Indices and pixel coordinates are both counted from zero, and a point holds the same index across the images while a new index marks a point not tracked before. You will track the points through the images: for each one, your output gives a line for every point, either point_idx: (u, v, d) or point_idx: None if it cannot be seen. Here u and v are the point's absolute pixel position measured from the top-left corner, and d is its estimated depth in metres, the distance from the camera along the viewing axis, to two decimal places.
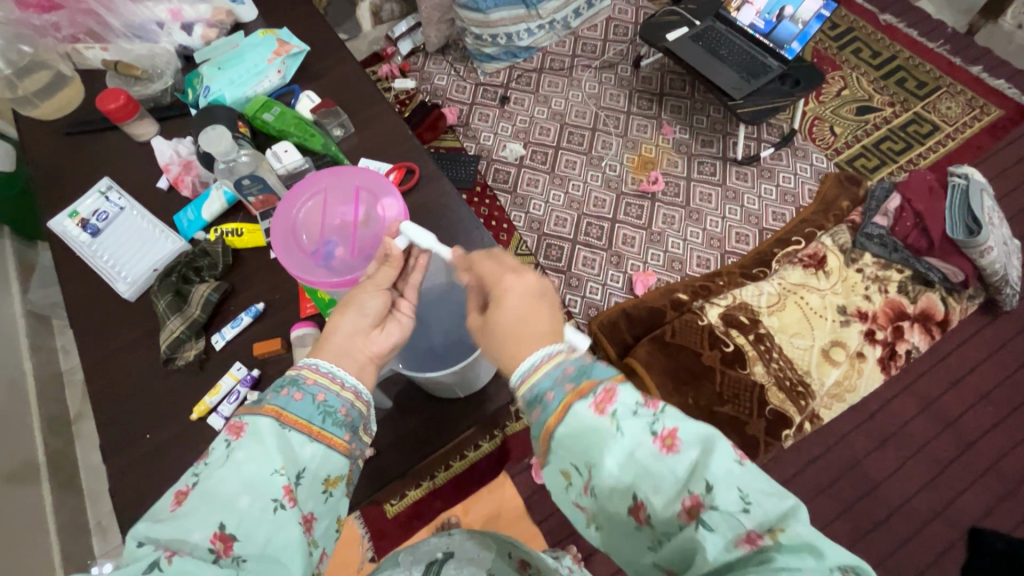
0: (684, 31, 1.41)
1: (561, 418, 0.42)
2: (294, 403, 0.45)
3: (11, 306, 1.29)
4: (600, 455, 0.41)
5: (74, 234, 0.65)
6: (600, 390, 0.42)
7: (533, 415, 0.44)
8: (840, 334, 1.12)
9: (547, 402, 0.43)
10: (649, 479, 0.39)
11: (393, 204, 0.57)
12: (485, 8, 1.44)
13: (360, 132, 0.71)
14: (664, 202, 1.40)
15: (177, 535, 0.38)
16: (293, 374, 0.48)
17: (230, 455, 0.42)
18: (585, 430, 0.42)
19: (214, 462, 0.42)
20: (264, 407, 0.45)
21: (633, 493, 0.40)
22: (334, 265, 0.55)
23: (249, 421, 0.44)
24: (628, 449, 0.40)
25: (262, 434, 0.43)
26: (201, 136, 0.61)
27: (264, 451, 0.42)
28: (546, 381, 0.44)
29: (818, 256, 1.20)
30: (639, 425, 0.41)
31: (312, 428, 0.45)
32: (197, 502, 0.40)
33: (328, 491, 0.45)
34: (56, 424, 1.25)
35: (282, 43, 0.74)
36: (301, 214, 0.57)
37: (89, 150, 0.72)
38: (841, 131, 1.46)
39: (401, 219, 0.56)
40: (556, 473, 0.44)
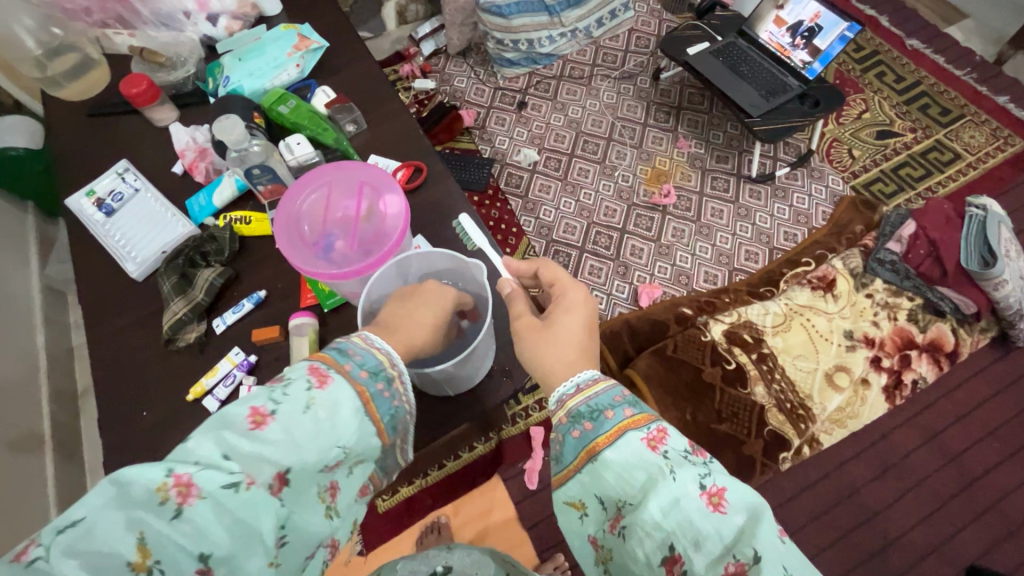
0: (706, 45, 1.42)
1: (612, 440, 0.45)
2: (378, 394, 0.47)
3: (28, 280, 1.33)
4: (642, 495, 0.42)
5: (89, 213, 0.67)
6: (654, 428, 0.45)
7: (579, 429, 0.47)
8: (845, 359, 1.10)
9: (605, 420, 0.47)
10: (690, 534, 0.39)
11: (396, 202, 0.57)
12: (508, 13, 1.46)
13: (373, 128, 0.72)
14: (675, 215, 1.39)
15: (258, 460, 0.39)
16: (380, 362, 0.48)
17: (314, 405, 0.43)
18: (633, 462, 0.43)
19: (299, 403, 0.42)
20: (358, 384, 0.46)
21: (670, 545, 0.40)
22: (335, 258, 0.55)
23: (337, 385, 0.45)
24: (673, 496, 0.40)
25: (343, 404, 0.44)
26: (216, 123, 0.61)
27: (341, 419, 0.44)
28: (604, 401, 0.48)
29: (827, 279, 1.19)
30: (690, 475, 0.41)
31: (379, 421, 0.47)
32: (276, 437, 0.41)
33: (354, 469, 0.46)
34: (64, 398, 1.28)
35: (302, 38, 0.76)
36: (306, 205, 0.58)
37: (109, 131, 0.74)
38: (859, 155, 1.45)
39: (402, 214, 0.56)
40: (575, 501, 0.48)
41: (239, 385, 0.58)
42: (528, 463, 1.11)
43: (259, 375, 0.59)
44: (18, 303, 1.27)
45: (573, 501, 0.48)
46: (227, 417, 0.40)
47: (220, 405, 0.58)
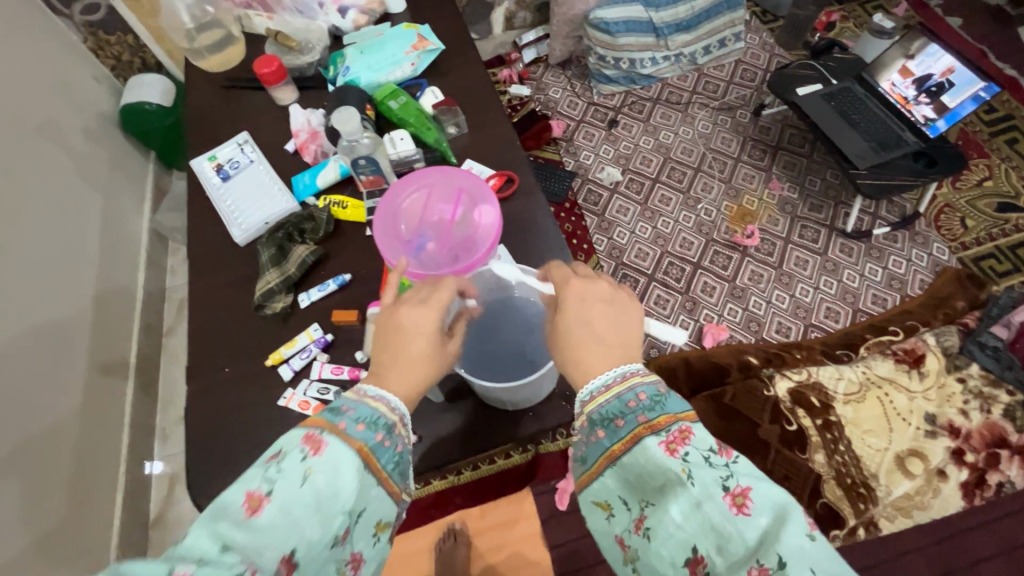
0: (818, 87, 1.35)
1: (631, 446, 0.44)
2: (378, 445, 0.45)
3: (138, 223, 1.47)
4: (662, 497, 0.42)
5: (208, 175, 0.72)
6: (673, 430, 0.43)
7: (599, 434, 0.47)
8: (922, 444, 1.01)
9: (618, 426, 0.46)
10: (713, 537, 0.39)
11: (490, 214, 0.59)
12: (615, 31, 1.50)
13: (473, 132, 0.74)
14: (755, 258, 1.33)
15: (257, 547, 0.37)
16: (378, 412, 0.46)
17: (310, 477, 0.41)
18: (652, 468, 0.43)
19: (295, 477, 0.41)
20: (355, 441, 0.44)
21: (694, 546, 0.39)
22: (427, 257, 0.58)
23: (333, 446, 0.43)
24: (694, 500, 0.40)
25: (344, 470, 0.43)
26: (335, 113, 0.65)
27: (342, 487, 0.42)
28: (614, 408, 0.47)
29: (914, 353, 1.10)
30: (711, 477, 0.40)
31: (384, 473, 0.45)
32: (275, 517, 0.39)
33: (372, 532, 0.45)
34: (152, 333, 1.39)
35: (421, 38, 0.78)
36: (405, 204, 0.60)
37: (237, 104, 0.80)
38: (973, 225, 1.33)
39: (495, 226, 0.59)
40: (601, 501, 0.47)
41: (314, 359, 0.62)
42: (562, 482, 1.10)
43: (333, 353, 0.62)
44: (128, 241, 1.41)
45: (601, 502, 0.47)
46: (223, 504, 0.39)
47: (293, 375, 0.62)
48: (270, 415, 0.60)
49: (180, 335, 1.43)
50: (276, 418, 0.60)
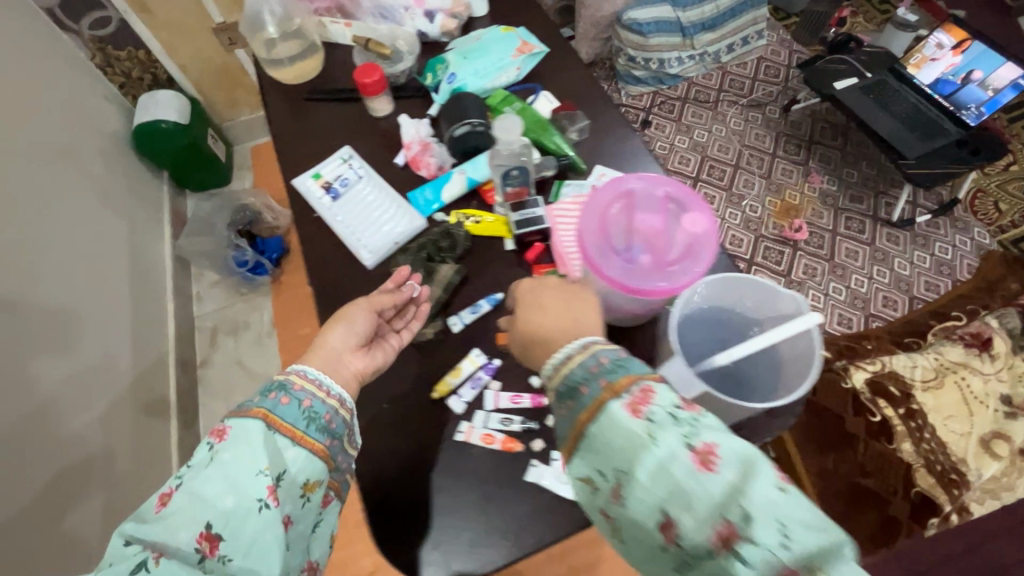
0: (854, 81, 1.37)
1: (593, 414, 0.38)
2: (279, 406, 0.44)
3: (160, 249, 1.37)
4: (631, 463, 0.35)
5: (316, 195, 0.66)
6: (635, 390, 0.38)
7: (570, 404, 0.40)
8: (1002, 426, 1.03)
9: (584, 393, 0.40)
10: (680, 498, 0.34)
11: (702, 216, 0.44)
12: (647, 31, 1.48)
13: (594, 135, 0.69)
14: (807, 252, 1.34)
15: (166, 533, 0.37)
16: (276, 379, 0.46)
17: (216, 456, 0.40)
18: (614, 433, 0.37)
19: (202, 463, 0.40)
20: (250, 410, 0.43)
21: (662, 510, 0.34)
22: (638, 273, 0.44)
23: (235, 425, 0.42)
24: (659, 462, 0.35)
25: (248, 435, 0.42)
26: (498, 120, 0.57)
27: (250, 451, 0.41)
28: (578, 374, 0.40)
29: (982, 336, 1.11)
30: (675, 436, 0.35)
31: (297, 432, 0.44)
32: (184, 503, 0.38)
33: (305, 496, 0.43)
34: (187, 367, 1.30)
35: (524, 41, 0.74)
36: (611, 209, 0.46)
37: (328, 118, 0.75)
38: (1007, 208, 1.37)
39: (713, 240, 0.44)
40: (582, 478, 0.39)
41: (484, 389, 0.57)
42: None
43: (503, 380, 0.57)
44: (152, 269, 1.31)
45: (576, 482, 0.39)
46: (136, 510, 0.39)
47: (465, 407, 0.56)
48: (432, 455, 0.54)
49: (215, 367, 1.34)
50: (441, 459, 0.54)
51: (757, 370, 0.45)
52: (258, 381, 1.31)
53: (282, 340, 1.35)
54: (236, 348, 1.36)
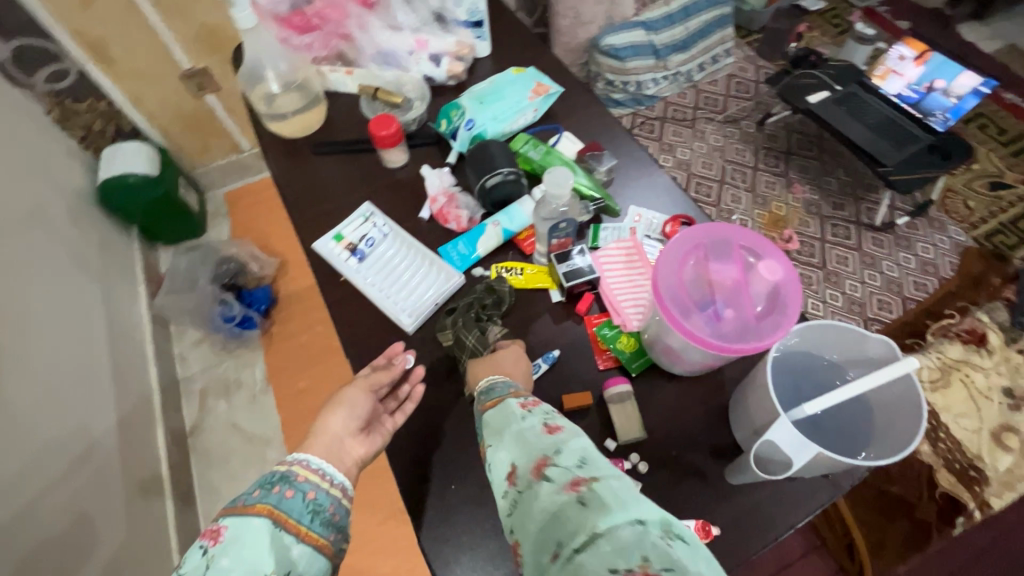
0: (826, 94, 1.43)
1: (496, 404, 0.44)
2: (283, 499, 0.40)
3: (137, 311, 1.27)
4: (499, 430, 0.41)
5: (340, 257, 0.63)
6: (529, 395, 0.44)
7: (481, 399, 0.46)
8: (1009, 419, 1.07)
9: (497, 387, 0.46)
10: (523, 449, 0.38)
11: (779, 265, 0.43)
12: (624, 56, 1.46)
13: (623, 173, 0.68)
14: (800, 261, 1.37)
15: None
16: (275, 470, 0.42)
17: (213, 564, 0.35)
18: (498, 414, 0.43)
19: (196, 572, 0.35)
20: (252, 506, 0.39)
21: (506, 460, 0.39)
22: (720, 328, 0.42)
23: (235, 524, 0.38)
24: (519, 427, 0.40)
25: (251, 537, 0.37)
26: (549, 173, 0.53)
27: (253, 554, 0.36)
28: (495, 382, 0.47)
29: (977, 332, 1.17)
30: (538, 414, 0.41)
31: (301, 527, 0.39)
32: None
33: None
34: (177, 436, 1.20)
35: (538, 82, 0.73)
36: (687, 263, 0.45)
37: (338, 172, 0.71)
38: (974, 207, 1.43)
39: (794, 292, 0.43)
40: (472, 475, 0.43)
41: None
42: None
43: None
44: (131, 334, 1.22)
45: (482, 481, 0.43)
46: None
47: None
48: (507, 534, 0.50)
49: (208, 433, 1.25)
50: None
51: (849, 424, 0.44)
52: (257, 444, 1.23)
53: (279, 397, 1.28)
54: (229, 410, 1.27)
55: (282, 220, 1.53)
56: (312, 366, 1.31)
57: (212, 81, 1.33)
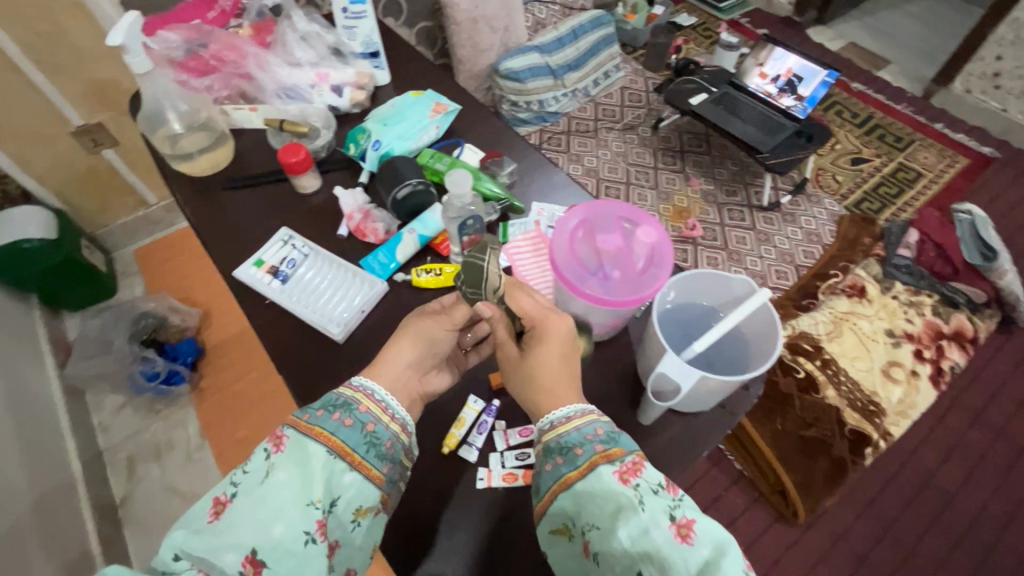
0: (704, 96, 1.60)
1: (584, 473, 0.43)
2: (342, 429, 0.46)
3: (47, 382, 1.19)
4: (612, 523, 0.39)
5: (263, 282, 0.64)
6: (627, 461, 0.43)
7: (553, 464, 0.44)
8: (894, 354, 1.22)
9: (577, 454, 0.44)
10: (657, 562, 0.37)
11: (653, 230, 0.50)
12: (524, 78, 1.54)
13: (524, 175, 0.75)
14: (705, 245, 1.51)
15: (214, 551, 0.38)
16: (340, 397, 0.48)
17: (273, 475, 0.42)
18: (606, 493, 0.41)
19: (257, 475, 0.42)
20: (313, 430, 0.45)
21: (638, 571, 0.37)
22: (613, 289, 0.49)
23: (295, 440, 0.44)
24: (642, 526, 0.38)
25: (308, 460, 0.43)
26: (448, 176, 0.59)
27: (306, 475, 0.42)
28: (574, 437, 0.45)
29: (857, 286, 1.34)
30: (660, 507, 0.39)
31: (355, 456, 0.45)
32: (238, 516, 0.39)
33: (354, 520, 0.45)
34: (106, 509, 1.12)
35: (437, 102, 0.79)
36: (580, 235, 0.51)
37: (252, 203, 0.73)
38: (843, 180, 1.64)
39: (665, 248, 0.50)
40: (558, 528, 0.44)
41: (493, 431, 0.57)
42: None
43: (506, 419, 0.58)
44: (42, 407, 1.13)
45: (557, 527, 0.44)
46: (191, 514, 0.41)
47: (479, 454, 0.55)
48: (455, 514, 0.52)
49: (142, 500, 1.17)
50: (464, 516, 0.52)
51: (730, 349, 0.52)
52: None
53: (218, 449, 1.22)
54: (163, 473, 1.20)
55: (201, 270, 1.49)
56: (250, 412, 1.27)
57: (109, 135, 1.29)
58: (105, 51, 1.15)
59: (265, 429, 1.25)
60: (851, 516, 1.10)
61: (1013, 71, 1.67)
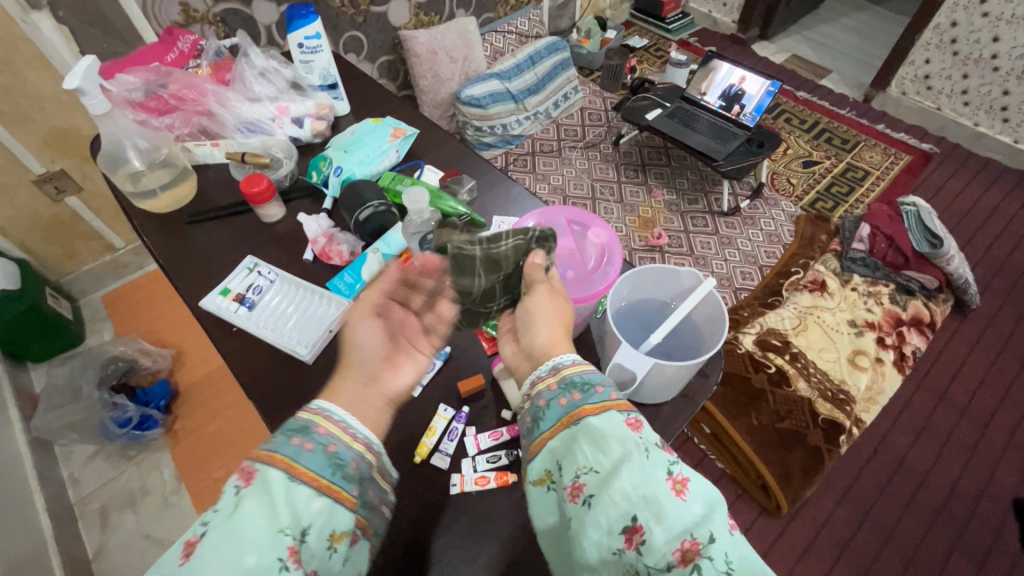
0: (659, 111, 1.68)
1: (598, 410, 0.41)
2: (305, 452, 0.40)
3: (11, 436, 1.14)
4: (613, 466, 0.38)
5: (230, 309, 0.65)
6: (633, 415, 0.41)
7: (568, 398, 0.43)
8: (858, 343, 1.27)
9: (594, 393, 0.42)
10: (652, 505, 0.35)
11: (602, 230, 0.55)
12: (486, 103, 1.58)
13: (484, 191, 0.77)
14: (672, 252, 1.55)
15: None
16: (302, 419, 0.42)
17: (238, 506, 0.36)
18: (613, 435, 0.39)
19: (225, 510, 0.36)
20: (274, 456, 0.39)
21: (632, 515, 0.35)
22: (567, 289, 0.53)
23: (261, 468, 0.39)
24: (644, 470, 0.37)
25: (272, 487, 0.38)
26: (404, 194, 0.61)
27: (272, 504, 0.37)
28: (592, 380, 0.44)
29: (818, 281, 1.39)
30: (660, 457, 0.38)
31: (322, 480, 0.40)
32: (206, 554, 0.34)
33: (333, 547, 0.39)
34: (76, 563, 1.07)
35: (395, 127, 0.82)
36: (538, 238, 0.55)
37: (216, 235, 0.74)
38: (797, 182, 1.71)
39: (615, 244, 0.54)
40: (544, 473, 0.42)
41: (463, 436, 0.58)
42: None
43: (478, 424, 0.59)
44: (8, 461, 1.09)
45: (540, 476, 0.42)
46: (158, 563, 0.34)
47: (452, 460, 0.56)
48: (430, 522, 0.52)
49: (117, 551, 1.13)
50: (439, 521, 0.52)
51: (683, 337, 0.55)
52: None
53: (195, 491, 1.19)
54: (138, 521, 1.16)
55: (173, 311, 1.47)
56: (227, 451, 1.24)
57: (72, 182, 1.28)
58: (65, 98, 1.15)
59: None
60: (832, 505, 1.12)
61: (942, 72, 1.79)
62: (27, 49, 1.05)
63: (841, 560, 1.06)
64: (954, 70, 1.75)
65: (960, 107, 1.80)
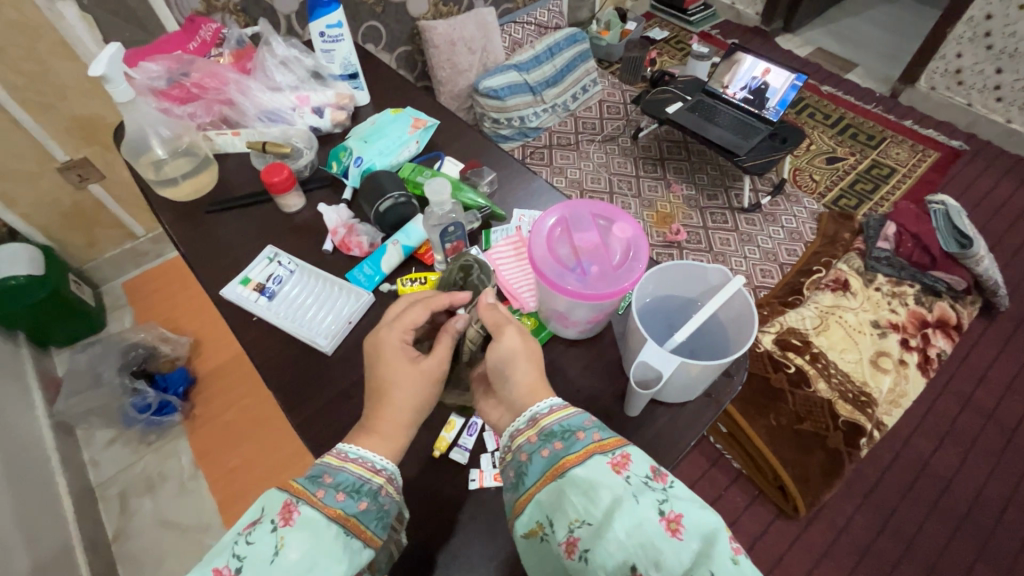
0: (680, 105, 1.65)
1: (581, 460, 0.41)
2: (357, 511, 0.42)
3: (36, 419, 1.17)
4: (605, 516, 0.37)
5: (250, 299, 0.65)
6: (617, 453, 0.41)
7: (549, 449, 0.43)
8: (881, 345, 1.24)
9: (575, 440, 0.42)
10: (651, 555, 0.34)
11: (628, 225, 0.53)
12: (504, 95, 1.57)
13: (504, 184, 0.76)
14: (690, 249, 1.53)
15: None
16: (356, 474, 0.44)
17: (287, 552, 0.37)
18: (599, 484, 0.39)
19: (269, 551, 0.37)
20: (329, 507, 0.41)
21: (631, 565, 0.35)
22: (591, 283, 0.51)
23: (310, 515, 0.40)
24: (635, 518, 0.36)
25: (324, 538, 0.39)
26: (426, 185, 0.61)
27: (323, 556, 0.38)
28: (573, 425, 0.44)
29: (840, 280, 1.35)
30: (650, 499, 0.37)
31: (365, 534, 0.42)
32: None
33: None
34: (97, 546, 1.09)
35: (416, 119, 0.81)
36: (559, 232, 0.54)
37: (237, 224, 0.74)
38: (820, 178, 1.68)
39: (641, 240, 0.52)
40: (535, 525, 0.41)
41: (482, 432, 0.57)
42: None
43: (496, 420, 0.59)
44: (32, 443, 1.11)
45: (530, 529, 0.41)
46: None
47: (470, 455, 0.56)
48: (448, 518, 0.52)
49: (137, 535, 1.15)
50: (456, 517, 0.52)
51: (707, 336, 0.54)
52: (193, 534, 1.15)
53: (212, 479, 1.21)
54: (157, 506, 1.18)
55: (191, 299, 1.49)
56: (244, 439, 1.26)
57: (95, 170, 1.30)
58: (88, 87, 1.16)
59: (260, 455, 1.24)
60: (851, 509, 1.10)
61: (974, 67, 1.73)
62: (52, 38, 1.06)
63: (859, 565, 1.04)
64: (988, 64, 1.70)
65: (993, 103, 1.74)
